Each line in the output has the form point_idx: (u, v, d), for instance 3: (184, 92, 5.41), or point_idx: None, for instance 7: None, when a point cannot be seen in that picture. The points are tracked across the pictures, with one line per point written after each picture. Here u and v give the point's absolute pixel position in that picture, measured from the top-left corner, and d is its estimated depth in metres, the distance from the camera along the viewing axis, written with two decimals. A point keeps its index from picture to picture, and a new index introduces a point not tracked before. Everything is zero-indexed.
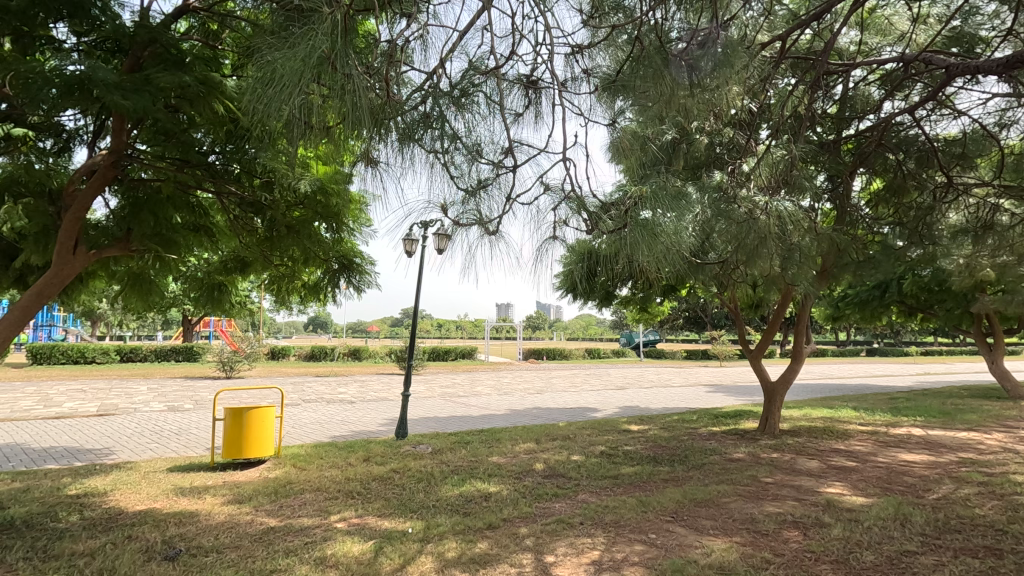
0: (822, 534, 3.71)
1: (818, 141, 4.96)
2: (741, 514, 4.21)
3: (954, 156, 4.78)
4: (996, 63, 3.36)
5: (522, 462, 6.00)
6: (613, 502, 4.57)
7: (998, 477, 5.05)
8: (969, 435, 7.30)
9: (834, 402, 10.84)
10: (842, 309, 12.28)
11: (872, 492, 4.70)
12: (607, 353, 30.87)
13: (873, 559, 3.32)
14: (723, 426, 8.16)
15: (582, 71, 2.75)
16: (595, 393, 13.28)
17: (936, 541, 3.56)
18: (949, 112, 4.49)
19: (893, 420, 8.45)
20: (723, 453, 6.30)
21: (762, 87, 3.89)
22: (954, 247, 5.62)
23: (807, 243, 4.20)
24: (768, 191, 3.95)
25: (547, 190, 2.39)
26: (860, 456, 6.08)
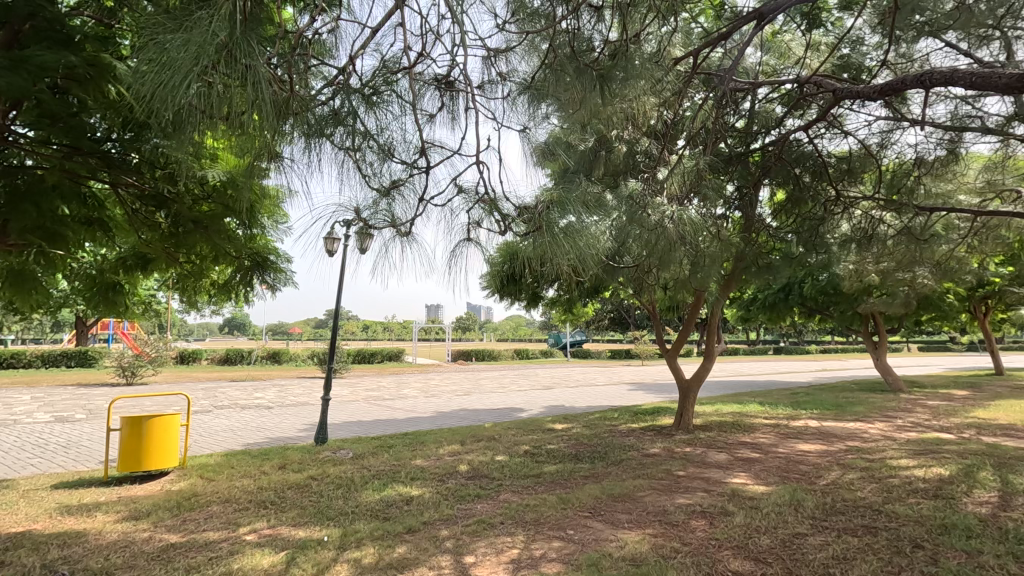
0: (726, 522, 3.96)
1: (727, 153, 5.29)
2: (654, 507, 4.41)
3: (843, 171, 5.25)
4: (873, 89, 3.72)
5: (446, 464, 5.96)
6: (534, 500, 4.65)
7: (878, 462, 5.59)
8: (856, 425, 8.03)
9: (743, 398, 11.60)
10: (752, 312, 13.15)
11: (772, 481, 5.07)
12: (535, 354, 31.42)
13: (768, 543, 3.58)
14: (642, 422, 8.50)
15: (499, 75, 2.79)
16: (522, 394, 13.45)
17: (824, 523, 3.89)
18: (838, 131, 4.94)
19: (793, 413, 9.15)
20: (640, 449, 6.56)
21: (676, 99, 4.10)
22: (844, 255, 6.16)
23: (715, 248, 4.46)
24: (679, 199, 4.16)
25: (461, 194, 2.37)
26: (763, 448, 6.52)
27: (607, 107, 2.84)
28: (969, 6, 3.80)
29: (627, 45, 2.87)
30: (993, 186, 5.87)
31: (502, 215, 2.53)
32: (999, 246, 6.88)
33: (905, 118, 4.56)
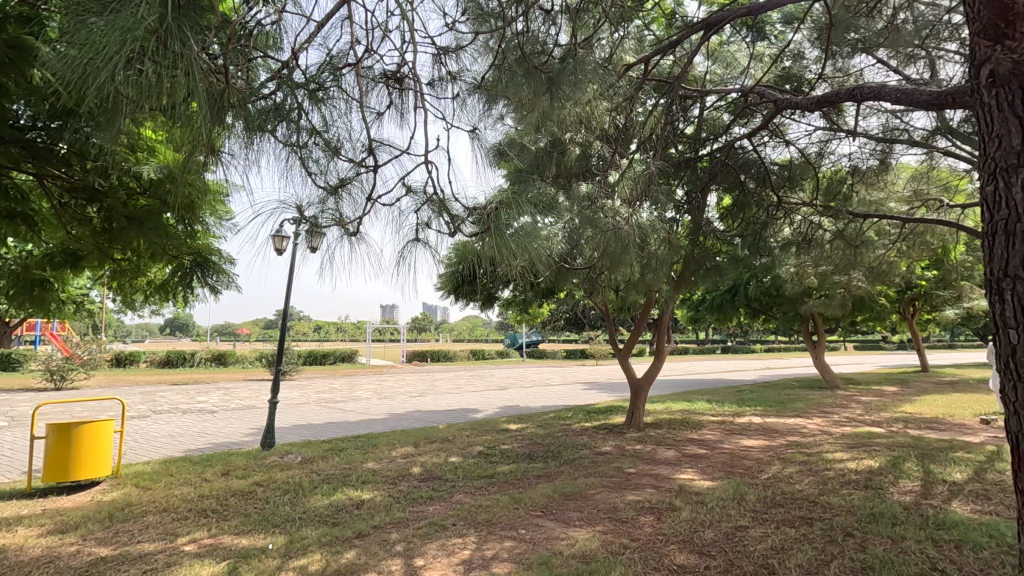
0: (673, 517, 4.07)
1: (677, 158, 5.44)
2: (605, 504, 4.48)
3: (784, 178, 5.49)
4: (811, 101, 3.91)
5: (399, 467, 5.88)
6: (486, 500, 4.64)
7: (815, 456, 5.88)
8: (796, 421, 8.41)
9: (692, 396, 11.95)
10: (701, 313, 13.58)
11: (717, 476, 5.25)
12: (491, 354, 31.42)
13: (713, 536, 3.71)
14: (595, 421, 8.63)
15: (450, 74, 2.78)
16: (478, 394, 13.43)
17: (764, 516, 4.06)
18: (780, 140, 5.16)
19: (738, 410, 9.50)
20: (592, 447, 6.66)
21: (627, 104, 4.19)
22: (785, 257, 6.45)
23: (665, 251, 4.57)
24: (630, 202, 4.24)
25: (409, 192, 2.34)
26: (710, 444, 6.75)
27: (556, 109, 2.88)
28: (896, 25, 4.05)
29: (577, 49, 2.92)
30: (920, 194, 6.28)
31: (453, 215, 2.52)
32: (925, 251, 7.36)
33: (841, 129, 4.82)
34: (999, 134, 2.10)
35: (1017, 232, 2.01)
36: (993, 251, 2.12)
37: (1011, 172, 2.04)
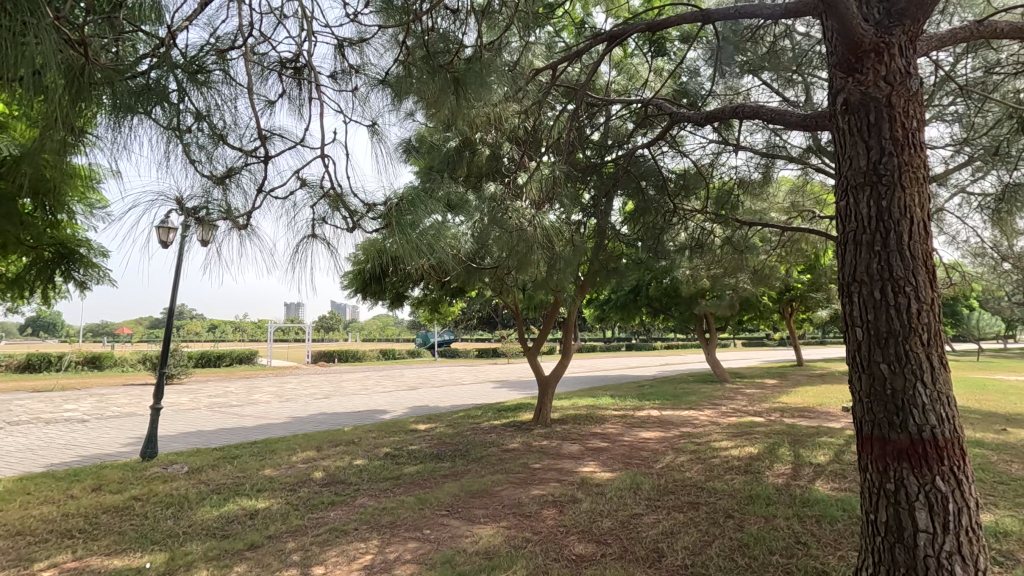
0: (574, 509, 4.22)
1: (585, 163, 5.63)
2: (510, 500, 4.56)
3: (681, 187, 5.85)
4: (701, 116, 4.18)
5: (298, 472, 5.62)
6: (390, 502, 4.55)
7: (704, 445, 6.35)
8: (690, 413, 9.02)
9: (597, 392, 12.46)
10: (607, 312, 14.19)
11: (617, 467, 5.52)
12: (402, 354, 30.86)
13: (610, 525, 3.89)
14: (504, 419, 8.75)
15: (351, 66, 2.69)
16: (388, 395, 13.14)
17: (657, 503, 4.32)
18: (676, 150, 5.49)
19: (638, 404, 10.04)
20: (500, 445, 6.75)
21: (536, 109, 4.27)
22: (681, 260, 6.87)
23: (570, 253, 4.71)
24: (538, 204, 4.33)
25: (304, 186, 2.24)
26: (611, 437, 7.07)
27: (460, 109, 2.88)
28: (776, 50, 4.49)
29: (483, 50, 2.93)
30: (796, 206, 6.97)
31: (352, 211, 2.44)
32: (799, 258, 8.20)
33: (730, 143, 5.22)
34: (852, 156, 2.39)
35: (863, 242, 2.31)
36: (845, 258, 2.40)
37: (859, 189, 2.34)
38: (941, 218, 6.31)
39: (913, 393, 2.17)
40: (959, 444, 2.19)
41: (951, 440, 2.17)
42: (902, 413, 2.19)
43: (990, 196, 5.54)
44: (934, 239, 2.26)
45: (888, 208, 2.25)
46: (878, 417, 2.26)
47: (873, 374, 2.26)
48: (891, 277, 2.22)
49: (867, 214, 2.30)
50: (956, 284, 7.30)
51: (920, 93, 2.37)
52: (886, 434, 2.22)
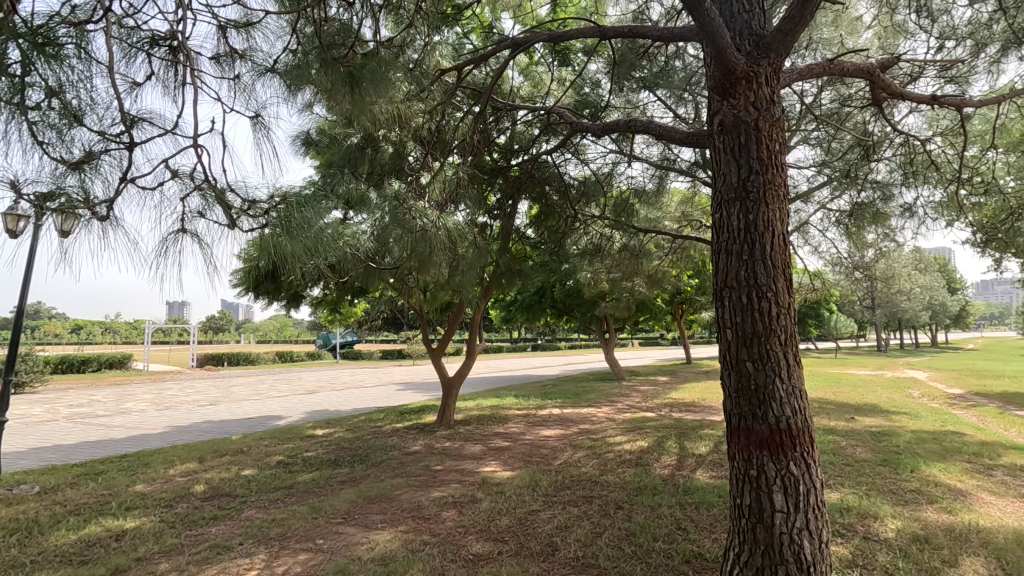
0: (474, 509, 4.26)
1: (490, 166, 5.68)
2: (409, 503, 4.49)
3: (580, 194, 5.93)
4: (598, 127, 4.34)
5: (176, 487, 5.16)
6: (280, 513, 4.31)
7: (600, 440, 6.66)
8: (588, 410, 9.40)
9: (502, 391, 12.63)
10: (512, 313, 14.45)
11: (517, 466, 5.64)
12: (301, 357, 29.28)
13: (507, 522, 3.96)
14: (407, 422, 8.60)
15: (234, 52, 2.53)
16: (283, 400, 12.45)
17: (554, 498, 4.46)
18: (575, 157, 5.69)
19: (540, 403, 10.30)
20: (401, 448, 6.64)
21: (441, 109, 4.23)
22: (582, 264, 7.10)
23: (472, 255, 4.70)
24: (441, 206, 4.15)
25: (174, 177, 2.07)
26: (513, 436, 7.20)
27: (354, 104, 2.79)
28: (668, 69, 4.80)
29: (379, 47, 2.86)
30: (686, 216, 7.52)
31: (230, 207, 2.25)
32: (688, 264, 8.84)
33: (627, 154, 5.49)
34: (725, 173, 2.62)
35: (734, 251, 2.54)
36: (718, 266, 2.63)
37: (730, 203, 2.57)
38: (806, 230, 7.10)
39: (772, 388, 2.42)
40: (810, 433, 2.47)
41: (802, 429, 2.45)
42: (764, 406, 2.43)
43: (843, 212, 6.31)
44: (792, 251, 2.54)
45: (754, 222, 2.50)
46: (744, 410, 2.49)
47: (740, 371, 2.50)
48: (755, 284, 2.47)
49: (737, 226, 2.54)
50: (818, 289, 8.21)
51: (782, 119, 2.64)
52: (751, 426, 2.46)
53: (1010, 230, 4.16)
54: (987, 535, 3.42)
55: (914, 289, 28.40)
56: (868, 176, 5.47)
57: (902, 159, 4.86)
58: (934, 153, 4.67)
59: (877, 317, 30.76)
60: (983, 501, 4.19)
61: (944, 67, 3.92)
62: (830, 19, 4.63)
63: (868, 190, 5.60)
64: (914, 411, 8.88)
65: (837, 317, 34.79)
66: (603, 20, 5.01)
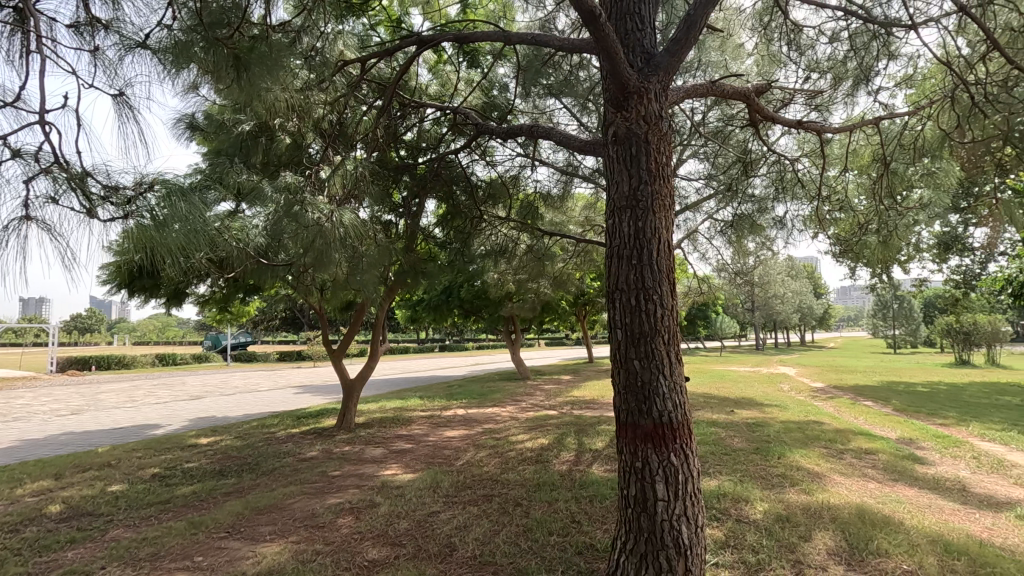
0: (371, 514, 4.14)
1: (396, 163, 5.56)
2: (302, 512, 4.28)
3: (488, 195, 5.97)
4: (503, 130, 4.35)
5: (26, 508, 4.54)
6: (153, 531, 3.94)
7: (502, 439, 6.75)
8: (493, 410, 9.51)
9: (407, 393, 12.43)
10: (420, 313, 14.31)
11: (418, 468, 5.57)
12: (185, 360, 26.92)
13: (406, 526, 3.90)
14: (304, 427, 8.20)
15: (95, 21, 2.28)
16: (163, 407, 11.39)
17: (454, 499, 4.46)
18: (482, 158, 5.71)
19: (446, 404, 10.25)
20: (296, 454, 6.32)
21: (343, 102, 4.07)
22: (489, 265, 7.11)
23: (374, 254, 4.55)
24: (339, 203, 3.91)
25: (15, 157, 1.83)
26: (416, 438, 7.09)
27: (239, 89, 2.61)
28: (572, 78, 4.96)
29: (269, 30, 2.70)
30: (589, 221, 7.90)
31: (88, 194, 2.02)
32: (590, 267, 9.22)
33: (532, 157, 5.58)
34: (618, 181, 2.77)
35: (624, 256, 2.68)
36: (610, 270, 2.76)
37: (622, 210, 2.72)
38: (695, 238, 7.67)
39: (655, 385, 2.59)
40: (688, 426, 2.67)
41: (682, 423, 2.63)
42: (649, 401, 2.59)
43: (727, 223, 6.89)
44: (675, 257, 2.72)
45: (642, 229, 2.66)
46: (631, 405, 2.64)
47: (628, 369, 2.64)
48: (643, 287, 2.62)
49: (628, 232, 2.68)
50: (705, 293, 8.91)
51: (669, 133, 2.84)
52: (637, 421, 2.62)
53: (857, 243, 4.77)
54: (835, 510, 3.89)
55: (785, 294, 31.63)
56: (748, 191, 6.01)
57: (775, 177, 5.38)
58: (801, 173, 5.22)
59: (756, 319, 33.91)
60: (834, 481, 4.75)
61: (810, 96, 4.40)
62: (717, 44, 5.04)
63: (748, 204, 6.16)
64: (784, 404, 9.87)
65: (723, 319, 37.93)
66: (512, 26, 5.08)
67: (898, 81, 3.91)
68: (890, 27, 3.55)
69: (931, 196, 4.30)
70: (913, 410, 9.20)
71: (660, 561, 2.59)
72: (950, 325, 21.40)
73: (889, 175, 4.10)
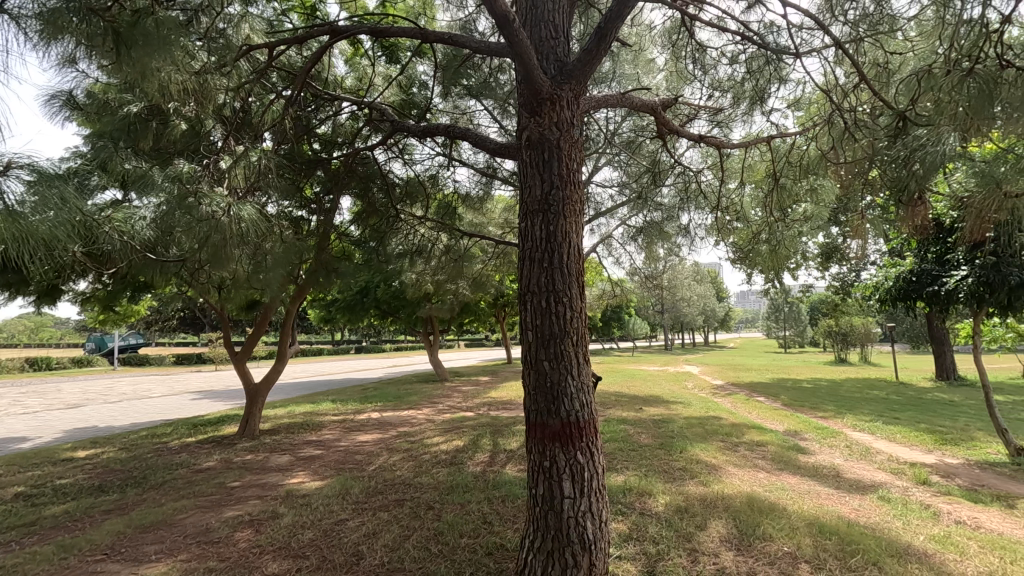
0: (273, 526, 3.92)
1: (309, 156, 5.31)
2: (194, 528, 3.97)
3: (405, 193, 5.82)
4: (419, 129, 4.23)
5: None
6: (13, 558, 3.49)
7: (417, 442, 6.65)
8: (409, 412, 9.33)
9: (319, 397, 11.93)
10: (334, 313, 13.78)
11: (327, 474, 5.35)
12: (62, 364, 24.21)
13: (310, 536, 3.73)
14: (201, 435, 7.63)
15: None
16: (33, 417, 10.17)
17: (364, 506, 4.32)
18: (400, 155, 5.58)
19: (359, 407, 9.95)
20: (191, 465, 5.86)
21: (248, 89, 3.82)
22: (407, 265, 6.95)
23: (279, 252, 4.29)
24: (239, 195, 3.59)
25: None
26: (326, 444, 6.82)
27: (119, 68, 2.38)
28: (491, 81, 4.98)
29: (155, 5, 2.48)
30: (508, 223, 7.98)
31: None
32: (508, 269, 9.30)
33: (450, 156, 5.51)
34: (530, 185, 2.81)
35: (536, 259, 2.73)
36: (523, 272, 2.80)
37: (534, 214, 2.76)
38: (609, 243, 7.97)
39: (564, 385, 2.65)
40: (595, 424, 2.76)
41: (589, 421, 2.72)
42: (557, 401, 2.65)
43: (638, 229, 7.20)
44: (585, 261, 2.80)
45: (553, 233, 2.71)
46: (541, 406, 2.68)
47: (538, 370, 2.68)
48: (554, 289, 2.68)
49: (540, 235, 2.73)
50: (618, 295, 9.27)
51: (580, 141, 2.93)
52: (546, 420, 2.66)
53: (752, 251, 5.14)
54: (728, 500, 4.18)
55: (691, 297, 33.71)
56: (657, 200, 6.33)
57: (681, 187, 5.69)
58: (704, 183, 5.58)
59: (665, 320, 35.78)
60: (728, 472, 5.11)
61: (713, 112, 4.70)
62: (631, 58, 5.27)
63: (657, 212, 6.51)
64: (687, 401, 10.50)
65: (635, 320, 39.70)
66: (432, 24, 5.01)
67: (788, 103, 4.28)
68: (781, 54, 3.87)
69: (813, 210, 4.73)
70: (798, 404, 10.09)
71: (567, 557, 2.65)
72: (830, 326, 23.75)
73: (779, 190, 4.46)
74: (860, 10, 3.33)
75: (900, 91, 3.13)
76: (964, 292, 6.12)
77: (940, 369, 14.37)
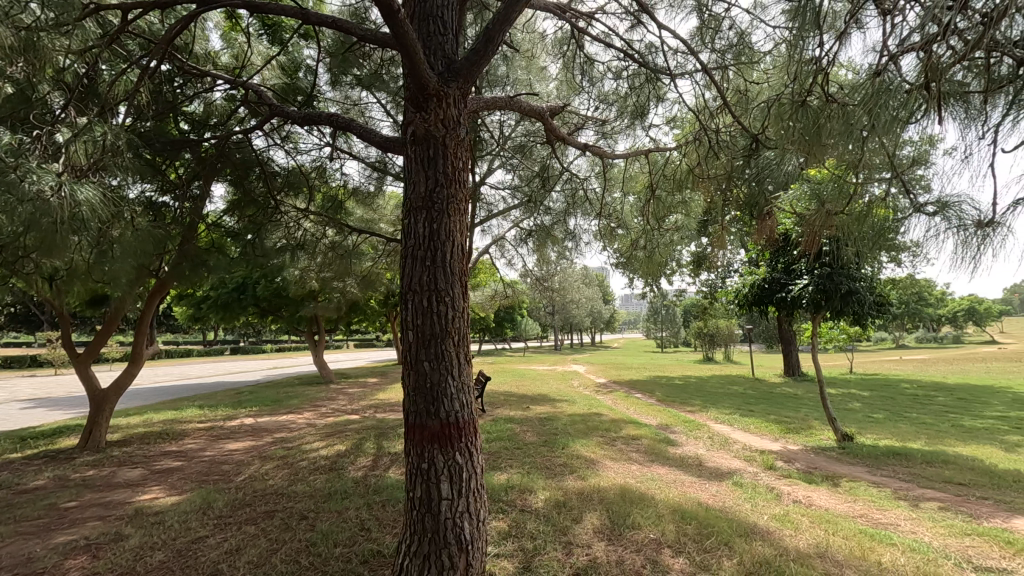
0: (115, 550, 3.47)
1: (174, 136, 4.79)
2: (12, 559, 3.40)
3: (287, 183, 5.44)
4: (299, 114, 3.96)
5: None
6: None
7: (294, 449, 6.24)
8: (287, 417, 8.74)
9: (183, 403, 10.82)
10: (203, 311, 12.48)
11: (186, 488, 4.84)
12: None
13: (161, 558, 3.35)
14: (30, 450, 6.58)
15: None
16: None
17: (227, 520, 3.97)
18: (280, 142, 5.19)
19: (231, 413, 9.15)
20: (14, 485, 5.03)
21: (95, 54, 3.34)
22: (288, 260, 6.50)
23: (131, 239, 3.81)
24: (73, 172, 3.05)
25: None
26: (188, 454, 6.18)
27: None
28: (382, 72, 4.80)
29: None
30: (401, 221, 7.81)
31: None
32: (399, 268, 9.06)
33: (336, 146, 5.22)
34: (415, 182, 2.74)
35: (418, 257, 2.67)
36: (405, 270, 2.72)
37: (418, 211, 2.70)
38: (501, 244, 8.05)
39: (444, 385, 2.62)
40: (475, 424, 2.75)
41: (468, 421, 2.71)
42: (437, 403, 2.61)
43: (529, 231, 7.37)
44: (468, 260, 2.79)
45: (437, 231, 2.67)
46: (420, 407, 2.63)
47: (418, 371, 2.63)
48: (436, 289, 2.64)
49: (423, 234, 2.67)
50: (510, 296, 9.41)
51: (467, 140, 2.90)
52: (425, 422, 2.62)
53: (632, 256, 5.47)
54: (603, 492, 4.39)
55: (580, 299, 35.26)
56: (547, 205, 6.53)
57: (569, 193, 5.91)
58: (589, 192, 5.85)
59: (555, 321, 37.05)
60: (606, 467, 5.37)
61: (599, 123, 4.88)
62: (524, 65, 5.40)
63: (547, 217, 6.74)
64: (573, 398, 10.92)
65: (527, 321, 40.67)
66: (320, 7, 4.75)
67: (666, 121, 4.61)
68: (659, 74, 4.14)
69: (684, 220, 5.12)
70: (671, 399, 10.90)
71: (443, 560, 2.61)
72: (700, 328, 26.00)
73: (656, 202, 4.80)
74: (726, 40, 3.69)
75: (756, 117, 3.48)
76: (806, 298, 6.95)
77: (788, 366, 16.31)
